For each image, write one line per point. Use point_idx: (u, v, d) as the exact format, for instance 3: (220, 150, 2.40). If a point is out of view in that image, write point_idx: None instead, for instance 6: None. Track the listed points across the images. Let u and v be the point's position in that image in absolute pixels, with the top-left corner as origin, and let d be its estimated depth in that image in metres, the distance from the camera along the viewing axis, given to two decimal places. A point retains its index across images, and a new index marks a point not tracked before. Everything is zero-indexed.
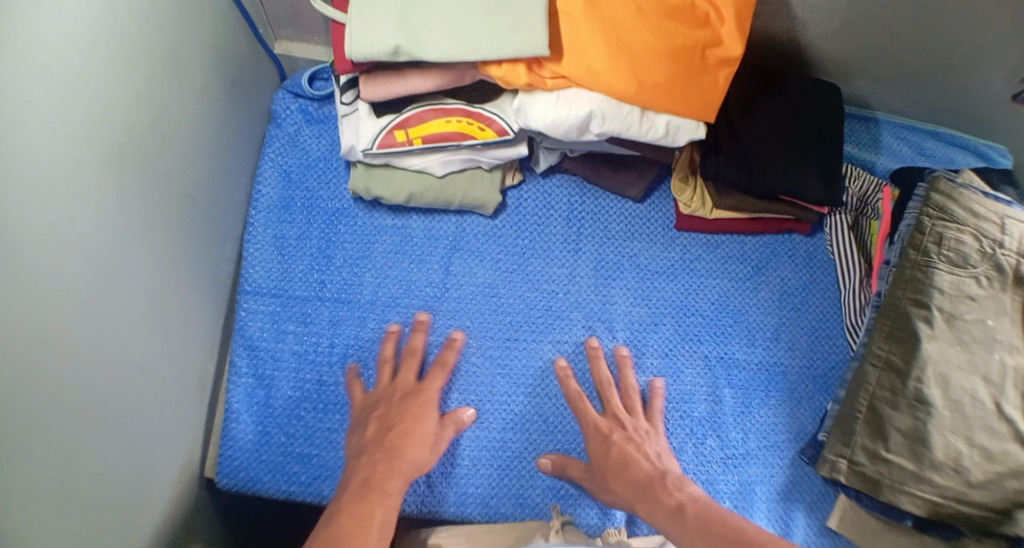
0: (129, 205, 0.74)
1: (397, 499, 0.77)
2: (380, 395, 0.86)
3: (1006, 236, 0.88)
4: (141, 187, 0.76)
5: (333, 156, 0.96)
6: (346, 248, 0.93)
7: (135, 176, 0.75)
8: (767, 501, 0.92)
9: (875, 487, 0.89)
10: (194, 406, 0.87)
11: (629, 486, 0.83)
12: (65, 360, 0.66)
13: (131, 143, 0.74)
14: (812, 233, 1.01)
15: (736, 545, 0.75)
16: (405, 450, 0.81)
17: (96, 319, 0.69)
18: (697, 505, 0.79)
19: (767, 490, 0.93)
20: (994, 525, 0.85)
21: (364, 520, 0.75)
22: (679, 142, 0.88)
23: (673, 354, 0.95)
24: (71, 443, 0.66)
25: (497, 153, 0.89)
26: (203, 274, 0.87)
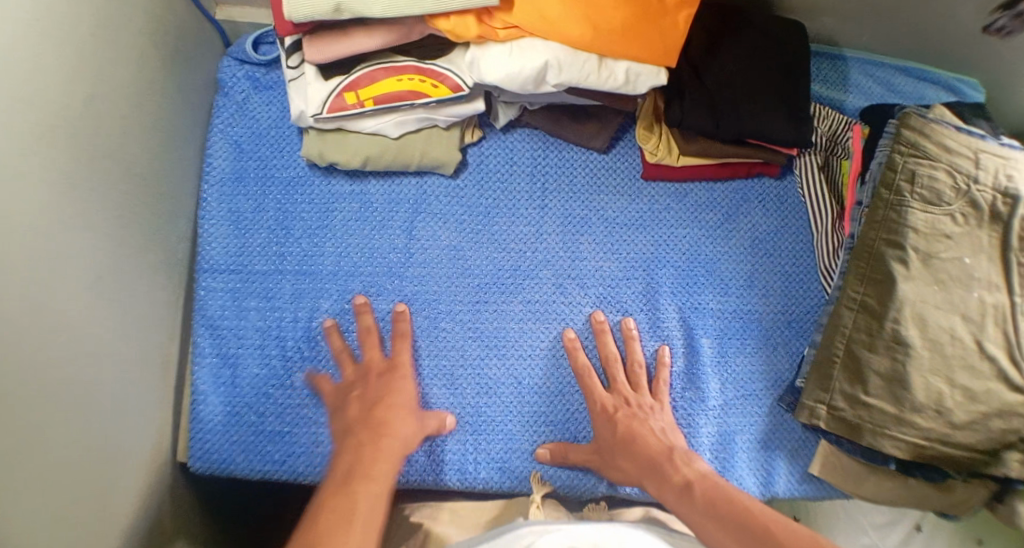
0: (75, 191, 0.73)
1: (381, 485, 0.78)
2: (355, 378, 0.87)
3: (980, 171, 0.86)
4: (86, 171, 0.75)
5: (284, 124, 0.95)
6: (305, 218, 0.92)
7: (80, 161, 0.74)
8: (747, 450, 0.92)
9: (855, 432, 0.88)
10: (159, 387, 0.87)
11: (637, 464, 0.83)
12: (11, 344, 0.65)
13: (73, 127, 0.73)
14: (782, 177, 0.99)
15: (745, 524, 0.74)
16: (391, 427, 0.82)
17: (41, 302, 0.68)
18: (705, 483, 0.79)
19: (747, 439, 0.92)
20: (982, 467, 0.87)
21: (345, 509, 0.74)
22: (640, 89, 0.85)
23: (647, 307, 0.93)
24: (23, 428, 0.66)
25: (450, 111, 0.88)
26: (158, 254, 0.87)
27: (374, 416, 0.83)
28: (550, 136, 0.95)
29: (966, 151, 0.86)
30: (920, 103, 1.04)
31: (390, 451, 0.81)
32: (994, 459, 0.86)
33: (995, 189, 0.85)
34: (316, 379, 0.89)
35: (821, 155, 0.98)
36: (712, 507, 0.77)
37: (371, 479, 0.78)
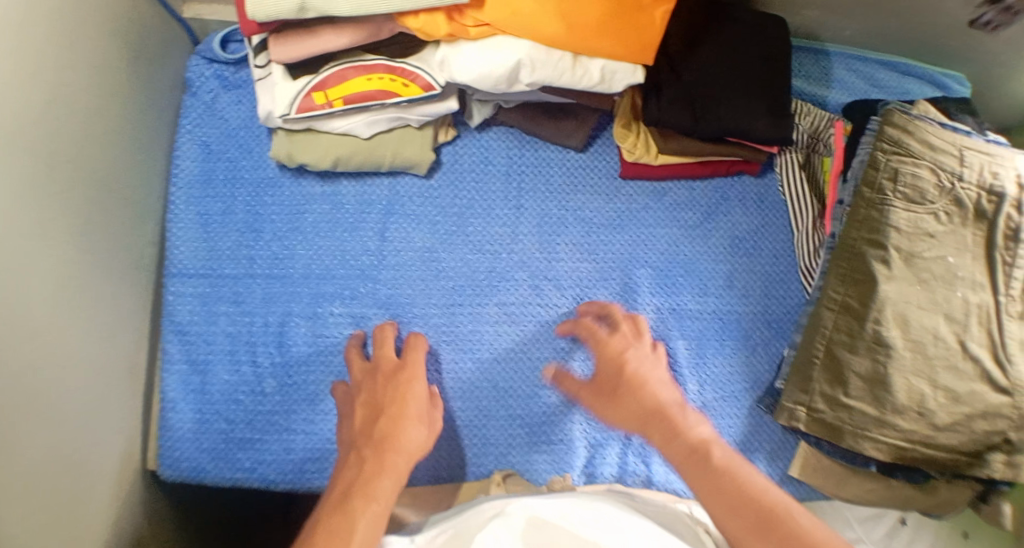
0: (36, 199, 0.71)
1: (383, 505, 0.64)
2: (362, 377, 0.82)
3: (965, 169, 0.84)
4: (47, 178, 0.72)
5: (252, 123, 0.93)
6: (274, 221, 0.90)
7: (40, 168, 0.71)
8: None
9: (836, 434, 0.86)
10: (126, 395, 0.85)
11: (644, 413, 0.73)
12: None
13: (32, 132, 0.70)
14: (762, 174, 0.98)
15: (757, 501, 0.62)
16: (397, 440, 0.71)
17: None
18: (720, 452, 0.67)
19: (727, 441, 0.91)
20: (964, 467, 0.86)
21: (345, 527, 0.61)
22: (616, 88, 0.83)
23: (624, 309, 0.91)
24: None
25: (424, 110, 0.86)
26: (123, 260, 0.85)
27: (379, 429, 0.73)
28: (526, 133, 0.93)
29: (951, 149, 0.84)
30: (904, 98, 1.03)
31: (398, 466, 0.69)
32: (978, 461, 0.85)
33: (979, 187, 0.84)
34: (287, 385, 0.87)
35: (802, 152, 0.97)
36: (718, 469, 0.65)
37: (371, 496, 0.64)
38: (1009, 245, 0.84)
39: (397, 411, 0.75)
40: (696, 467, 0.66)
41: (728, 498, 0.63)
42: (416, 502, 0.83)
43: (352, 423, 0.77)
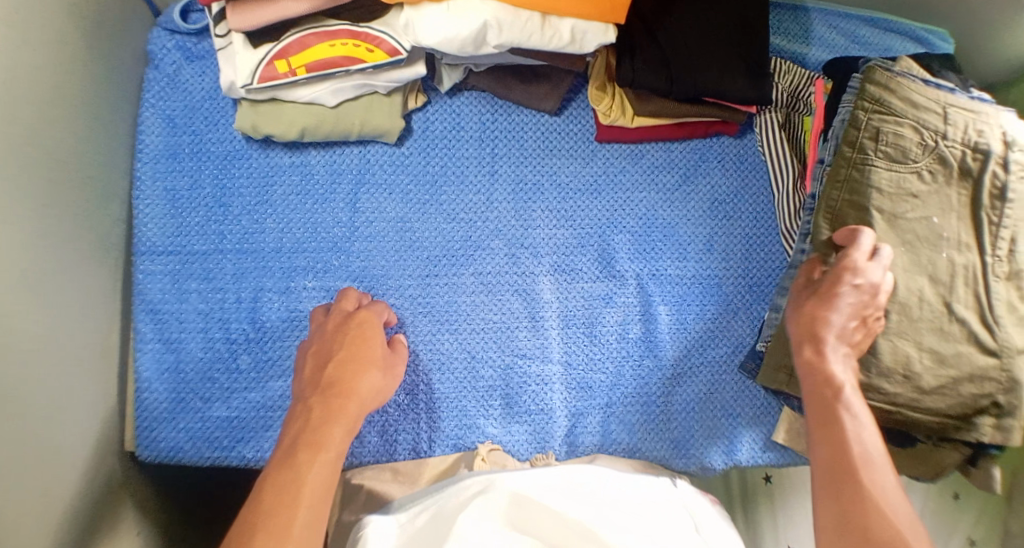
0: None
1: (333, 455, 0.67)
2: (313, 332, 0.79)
3: (949, 126, 0.82)
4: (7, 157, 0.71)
5: (217, 95, 0.91)
6: (243, 194, 0.88)
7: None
8: (710, 419, 0.89)
9: None
10: (99, 378, 0.84)
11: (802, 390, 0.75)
12: None
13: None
14: (741, 135, 0.96)
15: (853, 474, 0.69)
16: (350, 384, 0.73)
17: None
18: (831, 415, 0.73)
19: (710, 407, 0.89)
20: (952, 431, 0.84)
21: (293, 481, 0.65)
22: (588, 49, 0.81)
23: (602, 276, 0.90)
24: None
25: (391, 76, 0.83)
26: (89, 239, 0.83)
27: (327, 376, 0.74)
28: (498, 98, 0.91)
29: (934, 106, 0.82)
30: (886, 54, 1.01)
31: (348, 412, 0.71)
32: (965, 425, 0.83)
33: (963, 145, 0.82)
34: (262, 361, 0.86)
35: (782, 112, 0.95)
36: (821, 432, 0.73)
37: (319, 445, 0.67)
38: (994, 205, 0.82)
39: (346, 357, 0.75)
40: (820, 417, 0.74)
41: (832, 454, 0.71)
42: (397, 480, 0.83)
43: (302, 373, 0.76)
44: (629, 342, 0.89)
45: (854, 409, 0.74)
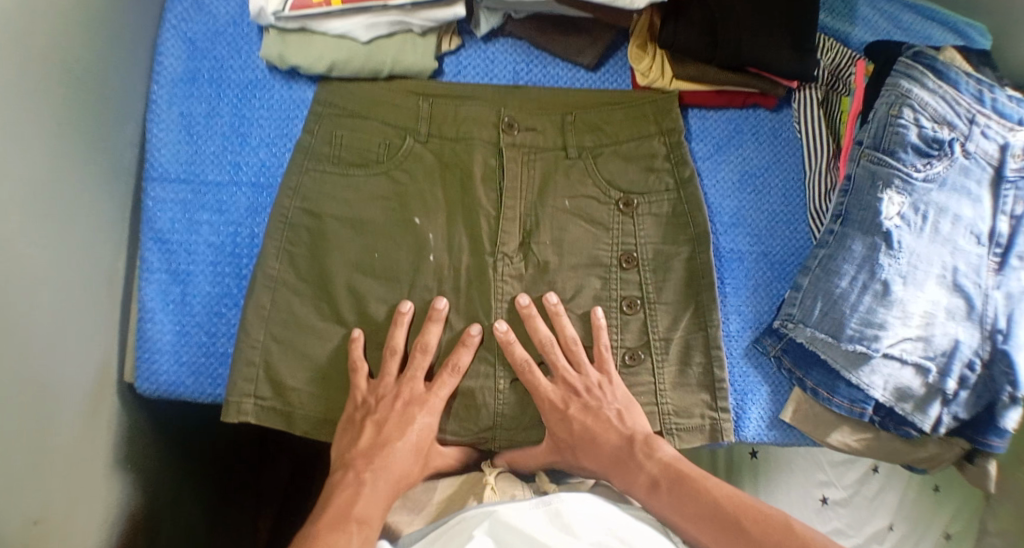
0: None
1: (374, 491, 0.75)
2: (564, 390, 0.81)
3: (972, 129, 0.87)
4: (6, 72, 0.66)
5: (242, 20, 0.87)
6: (262, 126, 0.86)
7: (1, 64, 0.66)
8: (746, 404, 0.90)
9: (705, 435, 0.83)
10: (102, 307, 0.81)
11: (586, 441, 0.80)
12: None
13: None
14: (779, 109, 0.93)
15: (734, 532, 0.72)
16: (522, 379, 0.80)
17: None
18: (661, 469, 0.77)
19: (748, 393, 0.90)
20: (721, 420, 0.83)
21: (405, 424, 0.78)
22: (638, 5, 0.80)
23: (729, 292, 0.90)
24: None
25: (429, 15, 0.81)
26: (101, 163, 0.80)
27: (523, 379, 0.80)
28: (535, 48, 0.88)
29: (961, 110, 0.87)
30: (926, 43, 0.98)
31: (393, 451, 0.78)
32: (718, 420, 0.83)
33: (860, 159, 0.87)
34: None
35: (821, 89, 0.95)
36: (665, 481, 0.76)
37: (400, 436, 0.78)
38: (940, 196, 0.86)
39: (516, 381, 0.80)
40: (659, 485, 0.76)
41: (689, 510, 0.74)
42: (406, 505, 0.79)
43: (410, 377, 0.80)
44: (739, 355, 0.90)
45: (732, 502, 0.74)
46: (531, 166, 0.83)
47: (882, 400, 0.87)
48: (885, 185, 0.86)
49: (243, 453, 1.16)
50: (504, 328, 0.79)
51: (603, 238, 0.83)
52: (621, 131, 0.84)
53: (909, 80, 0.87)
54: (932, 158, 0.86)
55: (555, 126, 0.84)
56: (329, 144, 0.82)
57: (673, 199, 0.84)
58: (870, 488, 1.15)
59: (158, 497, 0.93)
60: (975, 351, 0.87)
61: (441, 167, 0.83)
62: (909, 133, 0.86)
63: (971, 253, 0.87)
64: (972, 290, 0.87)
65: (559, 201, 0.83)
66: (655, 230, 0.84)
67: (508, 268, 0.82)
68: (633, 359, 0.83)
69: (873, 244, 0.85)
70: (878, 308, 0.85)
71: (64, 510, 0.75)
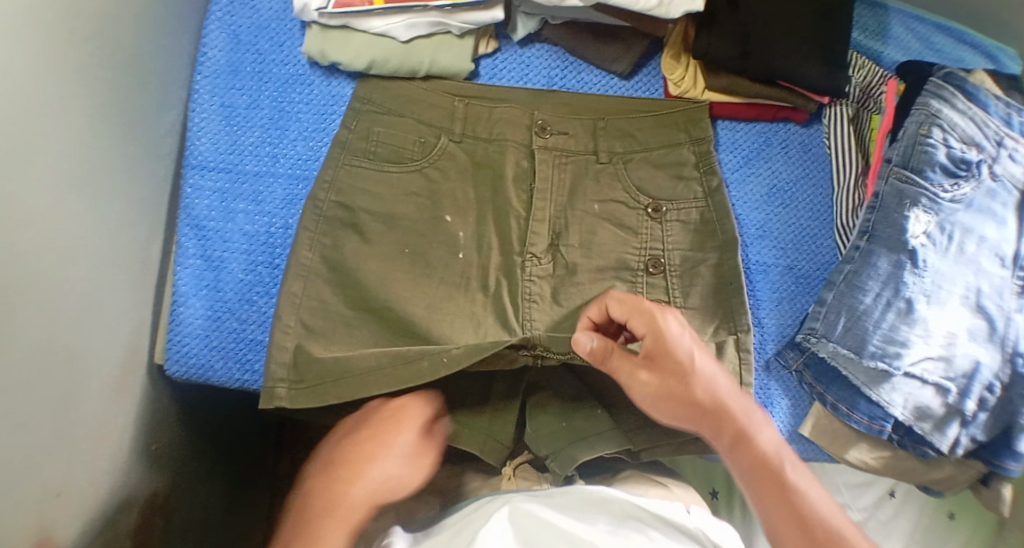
0: (44, 66, 0.67)
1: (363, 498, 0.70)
2: (658, 383, 0.70)
3: (998, 153, 0.88)
4: (54, 45, 0.68)
5: (286, 16, 0.89)
6: (301, 120, 0.88)
7: (49, 38, 0.67)
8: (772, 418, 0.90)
9: None
10: (135, 289, 0.83)
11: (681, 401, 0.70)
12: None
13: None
14: (808, 124, 0.94)
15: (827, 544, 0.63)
16: (628, 372, 0.71)
17: (26, 189, 0.65)
18: (750, 449, 0.69)
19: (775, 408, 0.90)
20: None
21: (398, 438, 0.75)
22: (673, 15, 0.80)
23: (758, 303, 0.91)
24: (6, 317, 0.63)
25: (468, 18, 0.83)
26: (143, 148, 0.82)
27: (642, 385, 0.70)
28: (570, 55, 0.89)
29: (989, 134, 0.88)
30: (958, 65, 0.99)
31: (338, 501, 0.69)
32: None
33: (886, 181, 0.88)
34: None
35: (852, 107, 0.96)
36: (751, 463, 0.68)
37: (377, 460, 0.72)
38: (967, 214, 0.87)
39: (632, 384, 0.71)
40: (753, 472, 0.68)
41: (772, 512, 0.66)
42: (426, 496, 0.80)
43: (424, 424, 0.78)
44: (763, 370, 0.90)
45: (815, 504, 0.66)
46: (562, 170, 0.84)
47: (901, 419, 0.86)
48: (912, 204, 0.86)
49: (258, 445, 1.16)
50: (585, 324, 0.73)
51: (632, 242, 0.84)
52: (651, 137, 0.86)
53: (940, 100, 0.88)
54: (960, 179, 0.87)
55: (586, 130, 0.85)
56: (362, 140, 0.83)
57: (702, 207, 0.85)
58: (885, 513, 1.15)
59: (175, 480, 0.93)
60: (994, 374, 0.87)
61: (473, 166, 0.84)
62: (938, 152, 0.86)
63: (994, 275, 0.88)
64: (994, 312, 0.87)
65: (587, 205, 0.84)
66: (683, 236, 0.84)
67: (536, 269, 0.82)
68: None
69: (898, 261, 0.86)
70: (901, 325, 0.85)
71: (86, 484, 0.76)
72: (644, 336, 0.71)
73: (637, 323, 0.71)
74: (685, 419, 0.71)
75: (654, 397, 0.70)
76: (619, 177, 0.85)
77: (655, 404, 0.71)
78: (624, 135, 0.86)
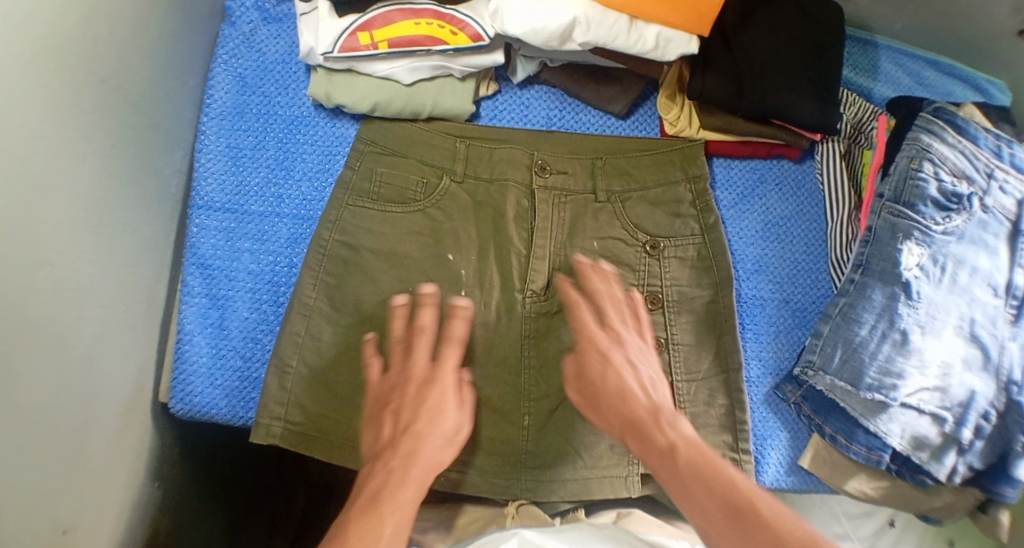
0: (57, 108, 0.69)
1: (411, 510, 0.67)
2: (620, 332, 0.77)
3: (989, 185, 0.90)
4: (68, 91, 0.70)
5: (291, 59, 0.92)
6: (305, 161, 0.90)
7: (64, 84, 0.69)
8: (774, 454, 0.91)
9: None
10: (143, 328, 0.84)
11: (623, 414, 0.73)
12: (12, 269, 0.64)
13: (58, 44, 0.68)
14: (801, 160, 0.97)
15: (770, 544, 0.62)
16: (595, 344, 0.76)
17: (39, 230, 0.67)
18: (690, 448, 0.69)
19: (776, 443, 0.91)
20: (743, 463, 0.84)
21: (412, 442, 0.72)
22: (668, 57, 0.83)
23: (755, 337, 0.92)
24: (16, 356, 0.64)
25: (469, 61, 0.86)
26: (151, 190, 0.84)
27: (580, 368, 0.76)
28: (569, 96, 0.92)
29: (979, 166, 0.90)
30: (948, 98, 1.02)
31: (425, 477, 0.70)
32: (741, 456, 0.84)
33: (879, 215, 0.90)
34: None
35: (844, 142, 0.98)
36: (690, 476, 0.67)
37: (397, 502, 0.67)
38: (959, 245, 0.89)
39: (593, 352, 0.76)
40: (686, 478, 0.67)
41: (706, 502, 0.65)
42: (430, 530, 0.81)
43: (378, 433, 0.73)
44: (761, 404, 0.92)
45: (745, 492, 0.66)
46: (562, 208, 0.86)
47: (899, 448, 0.87)
48: (905, 237, 0.88)
49: (261, 475, 1.18)
50: (585, 261, 0.81)
51: (630, 278, 0.86)
52: (648, 176, 0.88)
53: (930, 135, 0.90)
54: (951, 212, 0.88)
55: (585, 169, 0.87)
56: (365, 180, 0.85)
57: (699, 243, 0.87)
58: (886, 542, 1.16)
59: (179, 512, 0.94)
60: (989, 401, 0.88)
61: (474, 206, 0.86)
62: (929, 186, 0.88)
63: (987, 304, 0.89)
64: (988, 341, 0.89)
65: (587, 242, 0.86)
66: (682, 272, 0.86)
67: (536, 306, 0.84)
68: None
69: (893, 293, 0.87)
70: (896, 357, 0.86)
71: (92, 525, 0.76)
72: (604, 314, 0.78)
73: (598, 289, 0.79)
74: (610, 402, 0.73)
75: (594, 361, 0.75)
76: (617, 215, 0.87)
77: (597, 368, 0.75)
78: (622, 173, 0.88)
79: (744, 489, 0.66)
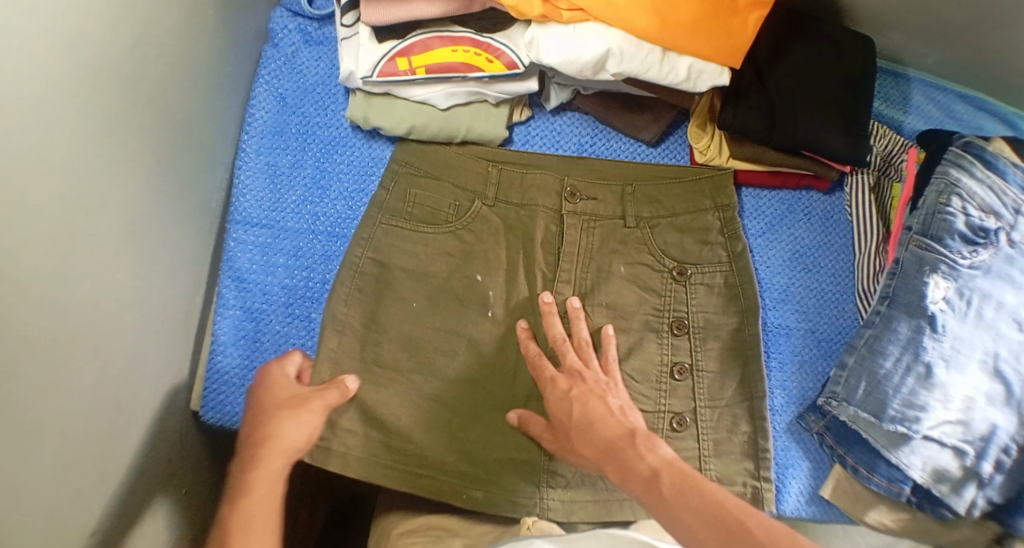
0: (107, 125, 0.71)
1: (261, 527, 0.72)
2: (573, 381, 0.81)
3: (1018, 221, 0.90)
4: (120, 108, 0.72)
5: (331, 81, 0.94)
6: (342, 180, 0.92)
7: (115, 106, 0.71)
8: (797, 483, 0.92)
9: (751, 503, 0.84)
10: (178, 339, 0.87)
11: (596, 448, 0.77)
12: (60, 281, 0.66)
13: (110, 68, 0.70)
14: (830, 192, 0.98)
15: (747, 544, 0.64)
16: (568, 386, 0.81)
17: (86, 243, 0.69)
18: (671, 470, 0.72)
19: (799, 472, 0.92)
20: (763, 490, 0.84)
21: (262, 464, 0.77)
22: (700, 88, 0.85)
23: (780, 365, 0.93)
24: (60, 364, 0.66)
25: (503, 88, 0.88)
26: (190, 206, 0.86)
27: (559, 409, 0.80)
28: (600, 124, 0.94)
29: (1006, 202, 0.90)
30: (978, 133, 1.03)
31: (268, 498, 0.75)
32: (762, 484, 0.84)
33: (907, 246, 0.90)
34: None
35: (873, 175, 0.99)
36: (671, 494, 0.70)
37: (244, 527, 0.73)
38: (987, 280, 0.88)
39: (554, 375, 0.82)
40: (668, 488, 0.71)
41: (690, 517, 0.68)
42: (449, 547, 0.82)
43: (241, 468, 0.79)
44: (785, 432, 0.93)
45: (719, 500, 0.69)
46: (590, 233, 0.87)
47: (920, 481, 0.87)
48: (931, 270, 0.88)
49: None
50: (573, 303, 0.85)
51: (655, 303, 0.87)
52: (678, 204, 0.89)
53: (958, 170, 0.90)
54: (978, 246, 0.89)
55: (615, 196, 0.89)
56: (399, 201, 0.87)
57: (725, 272, 0.88)
58: None
59: (205, 516, 0.96)
60: (1012, 436, 0.87)
61: (505, 229, 0.88)
62: (957, 221, 0.89)
63: (1015, 341, 0.88)
64: (1012, 377, 0.87)
65: (615, 266, 0.87)
66: (708, 299, 0.87)
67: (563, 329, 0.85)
68: (681, 424, 0.85)
69: (918, 326, 0.88)
70: (920, 390, 0.86)
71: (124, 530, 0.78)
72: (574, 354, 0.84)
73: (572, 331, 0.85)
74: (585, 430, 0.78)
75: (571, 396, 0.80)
76: (645, 242, 0.88)
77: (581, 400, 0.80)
78: (651, 201, 0.89)
79: (730, 506, 0.68)
